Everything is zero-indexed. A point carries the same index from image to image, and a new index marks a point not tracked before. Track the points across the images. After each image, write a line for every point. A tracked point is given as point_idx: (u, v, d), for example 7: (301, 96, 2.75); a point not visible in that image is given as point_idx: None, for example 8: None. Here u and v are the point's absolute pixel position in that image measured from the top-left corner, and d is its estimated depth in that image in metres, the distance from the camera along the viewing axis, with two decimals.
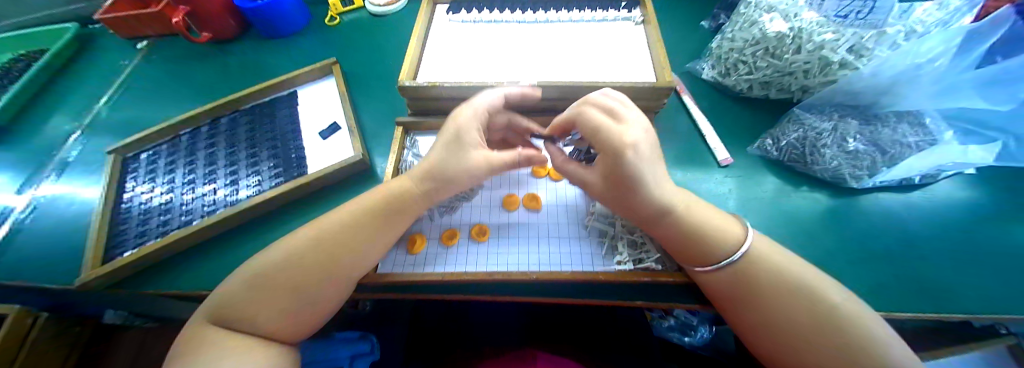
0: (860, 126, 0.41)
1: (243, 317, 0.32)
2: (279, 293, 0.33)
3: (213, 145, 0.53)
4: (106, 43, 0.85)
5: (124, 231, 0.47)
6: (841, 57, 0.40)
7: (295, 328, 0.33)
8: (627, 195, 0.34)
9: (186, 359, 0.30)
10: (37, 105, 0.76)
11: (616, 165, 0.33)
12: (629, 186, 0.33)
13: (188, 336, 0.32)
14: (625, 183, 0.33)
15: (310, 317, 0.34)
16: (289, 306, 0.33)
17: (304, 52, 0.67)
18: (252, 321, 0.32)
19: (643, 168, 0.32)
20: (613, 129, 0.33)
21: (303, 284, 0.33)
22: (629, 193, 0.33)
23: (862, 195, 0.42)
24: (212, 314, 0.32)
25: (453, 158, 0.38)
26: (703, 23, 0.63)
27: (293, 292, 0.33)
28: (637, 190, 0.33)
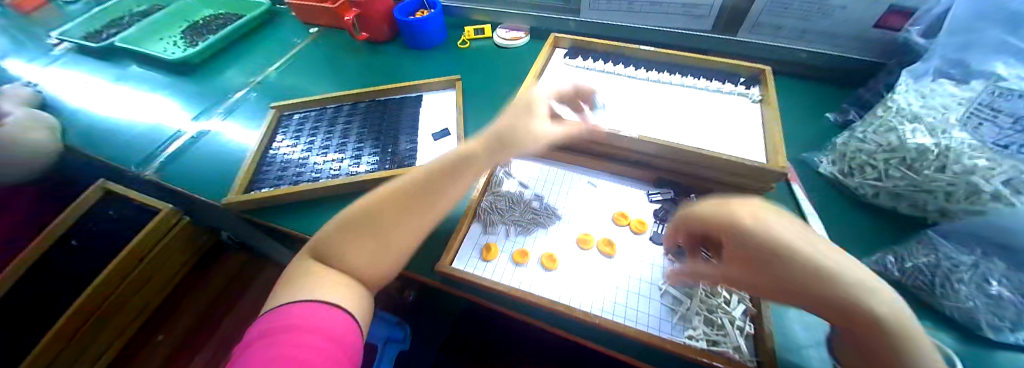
0: (1009, 269, 0.35)
1: (335, 256, 0.37)
2: (361, 235, 0.37)
3: (348, 123, 0.64)
4: (287, 22, 1.08)
5: (265, 172, 0.58)
6: (995, 188, 0.36)
7: (373, 270, 0.37)
8: (785, 279, 0.24)
9: (290, 287, 0.36)
10: (223, 55, 0.98)
11: (761, 250, 0.25)
12: (777, 264, 0.24)
13: (294, 269, 0.38)
14: (771, 263, 0.25)
15: (382, 266, 0.37)
16: (369, 252, 0.37)
17: (434, 63, 0.78)
18: (343, 259, 0.37)
19: (783, 233, 0.25)
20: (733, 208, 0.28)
21: (380, 231, 0.37)
22: (786, 275, 0.24)
23: (1000, 349, 0.36)
24: (312, 255, 0.38)
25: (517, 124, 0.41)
26: (828, 115, 0.60)
27: (375, 238, 0.37)
28: (794, 276, 0.24)
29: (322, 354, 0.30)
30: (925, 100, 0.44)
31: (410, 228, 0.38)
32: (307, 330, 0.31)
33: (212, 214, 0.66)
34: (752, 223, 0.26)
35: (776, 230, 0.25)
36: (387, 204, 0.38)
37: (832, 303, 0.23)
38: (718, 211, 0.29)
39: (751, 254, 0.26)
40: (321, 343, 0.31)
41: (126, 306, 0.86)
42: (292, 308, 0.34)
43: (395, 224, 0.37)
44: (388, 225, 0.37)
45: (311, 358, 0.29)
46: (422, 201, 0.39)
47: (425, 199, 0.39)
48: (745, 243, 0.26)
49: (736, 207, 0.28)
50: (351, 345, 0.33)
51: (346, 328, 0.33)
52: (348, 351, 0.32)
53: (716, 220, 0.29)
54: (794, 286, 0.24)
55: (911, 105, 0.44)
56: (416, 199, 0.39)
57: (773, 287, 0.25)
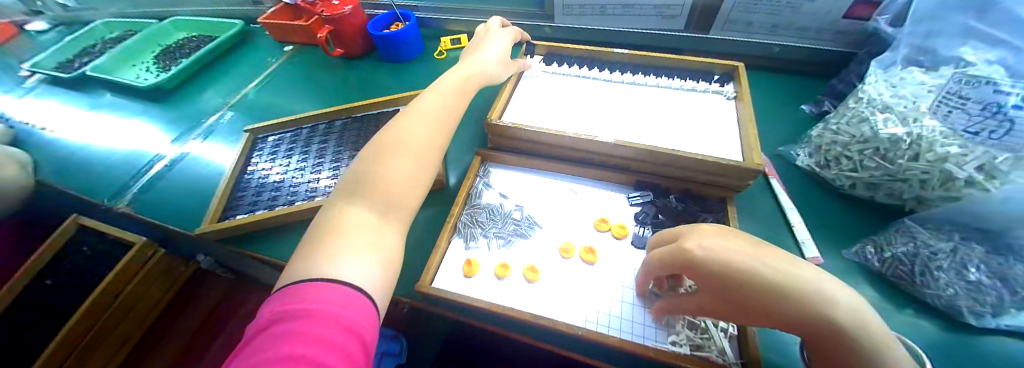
0: (985, 253, 0.36)
1: (371, 179, 0.35)
2: (391, 159, 0.37)
3: (325, 142, 0.63)
4: (262, 41, 1.07)
5: (240, 197, 0.56)
6: (968, 174, 0.36)
7: (413, 184, 0.37)
8: (743, 299, 0.26)
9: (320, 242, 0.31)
10: (198, 78, 0.96)
11: (721, 279, 0.27)
12: (733, 289, 0.26)
13: (313, 233, 0.32)
14: (728, 288, 0.27)
15: (404, 200, 0.36)
16: (406, 168, 0.37)
17: (411, 76, 0.77)
18: (383, 178, 0.36)
19: (725, 259, 0.27)
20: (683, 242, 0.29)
21: (410, 150, 0.39)
22: (744, 297, 0.26)
23: (983, 335, 0.36)
24: (344, 196, 0.35)
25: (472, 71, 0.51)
26: (803, 108, 0.61)
27: (408, 155, 0.38)
28: (757, 296, 0.25)
29: (336, 351, 0.23)
30: (895, 89, 0.44)
31: (421, 153, 0.39)
32: (315, 319, 0.24)
33: (188, 243, 0.64)
34: (697, 255, 0.28)
35: (719, 258, 0.27)
36: (389, 139, 0.39)
37: (788, 314, 0.24)
38: (674, 250, 0.30)
39: (714, 283, 0.27)
40: (332, 336, 0.24)
41: (105, 344, 0.80)
42: (310, 288, 0.26)
43: (406, 151, 0.38)
44: (399, 150, 0.38)
45: (323, 357, 0.22)
46: (420, 128, 0.41)
47: (429, 129, 0.42)
48: (706, 275, 0.28)
49: (684, 243, 0.30)
50: (369, 340, 0.26)
51: (363, 314, 0.26)
52: (364, 341, 0.25)
53: (669, 260, 0.30)
54: (756, 308, 0.26)
55: (882, 96, 0.44)
56: (415, 127, 0.41)
57: (743, 309, 0.27)
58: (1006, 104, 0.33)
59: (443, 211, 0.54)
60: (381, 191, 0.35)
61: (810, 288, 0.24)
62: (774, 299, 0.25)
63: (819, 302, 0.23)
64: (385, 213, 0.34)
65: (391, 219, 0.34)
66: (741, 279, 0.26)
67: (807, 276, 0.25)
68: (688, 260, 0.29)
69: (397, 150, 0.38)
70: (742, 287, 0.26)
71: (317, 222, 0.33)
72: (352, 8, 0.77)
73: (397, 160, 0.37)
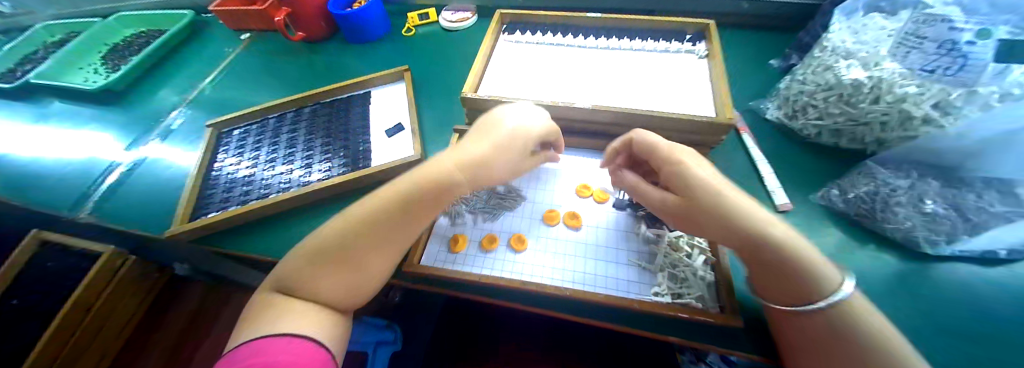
0: (941, 187, 0.38)
1: (309, 286, 0.35)
2: (338, 267, 0.36)
3: (294, 131, 0.60)
4: (216, 31, 0.99)
5: (211, 195, 0.54)
6: (925, 112, 0.38)
7: (352, 289, 0.36)
8: (704, 198, 0.34)
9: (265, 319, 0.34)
10: (151, 76, 0.89)
11: (693, 184, 0.35)
12: (699, 186, 0.34)
13: (260, 303, 0.36)
14: (696, 186, 0.34)
15: (359, 288, 0.37)
16: (346, 282, 0.36)
17: (380, 56, 0.74)
18: (320, 288, 0.35)
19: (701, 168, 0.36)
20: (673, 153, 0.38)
21: (356, 258, 0.36)
22: (705, 193, 0.34)
23: (938, 263, 0.39)
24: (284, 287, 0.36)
25: (511, 163, 0.43)
26: (772, 63, 0.62)
27: (351, 270, 0.36)
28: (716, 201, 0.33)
29: None
30: (857, 36, 0.45)
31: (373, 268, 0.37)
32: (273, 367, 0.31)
33: (161, 249, 0.61)
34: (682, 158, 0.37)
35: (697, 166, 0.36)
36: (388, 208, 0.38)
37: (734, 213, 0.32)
38: (664, 153, 0.38)
39: (684, 189, 0.35)
40: None
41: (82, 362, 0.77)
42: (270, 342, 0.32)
43: (391, 236, 0.37)
44: (345, 265, 0.36)
45: None
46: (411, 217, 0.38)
47: (381, 239, 0.37)
48: (682, 173, 0.36)
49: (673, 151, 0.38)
50: None
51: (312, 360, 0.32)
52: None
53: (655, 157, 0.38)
54: (711, 206, 0.33)
55: (845, 43, 0.45)
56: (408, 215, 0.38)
57: (700, 207, 0.34)
58: (960, 40, 0.34)
59: None
60: (319, 297, 0.35)
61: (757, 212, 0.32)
62: (725, 199, 0.33)
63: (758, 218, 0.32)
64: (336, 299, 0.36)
65: (335, 308, 0.36)
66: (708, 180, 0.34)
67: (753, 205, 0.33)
68: (672, 160, 0.37)
69: (382, 234, 0.37)
70: (706, 193, 0.34)
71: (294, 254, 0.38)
72: None
73: (377, 246, 0.37)
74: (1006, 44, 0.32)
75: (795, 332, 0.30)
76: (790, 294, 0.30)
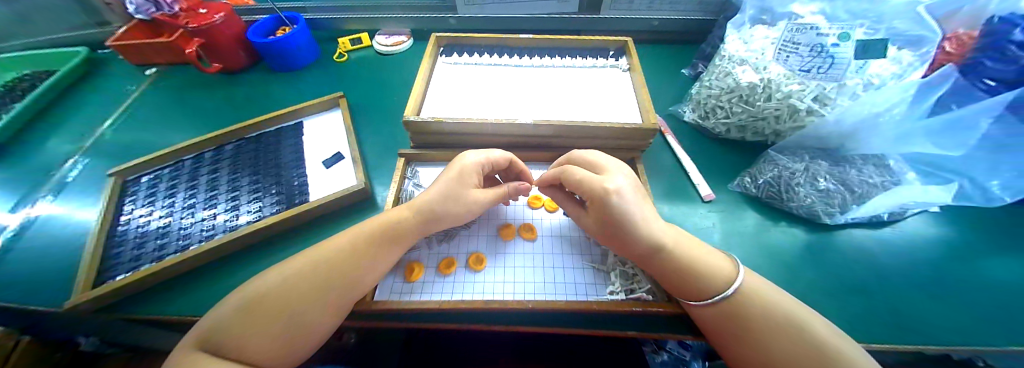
0: (829, 167, 0.46)
1: (234, 340, 0.32)
2: (274, 315, 0.33)
3: (215, 171, 0.55)
4: (117, 68, 0.89)
5: (117, 255, 0.47)
6: (807, 105, 0.44)
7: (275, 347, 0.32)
8: (619, 235, 0.37)
9: None
10: (40, 123, 0.77)
11: (608, 215, 0.37)
12: (619, 227, 0.37)
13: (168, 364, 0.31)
14: (616, 226, 0.37)
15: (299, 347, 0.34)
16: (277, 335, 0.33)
17: (313, 85, 0.71)
18: (241, 346, 0.32)
19: (628, 208, 0.36)
20: (594, 179, 0.38)
21: (292, 307, 0.34)
22: (620, 232, 0.37)
23: (837, 231, 0.46)
24: (201, 342, 0.32)
25: (452, 194, 0.42)
26: (684, 71, 0.70)
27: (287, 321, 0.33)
28: (627, 232, 0.36)
29: None
30: (748, 45, 0.52)
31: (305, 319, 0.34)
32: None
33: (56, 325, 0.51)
34: (614, 198, 0.36)
35: (625, 205, 0.36)
36: (317, 261, 0.37)
37: (641, 251, 0.37)
38: (597, 190, 0.37)
39: (601, 217, 0.38)
40: None
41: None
42: None
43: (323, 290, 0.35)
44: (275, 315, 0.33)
45: None
46: (343, 271, 0.36)
47: (319, 296, 0.35)
48: (607, 213, 0.37)
49: (604, 184, 0.37)
50: None
51: None
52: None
53: (585, 190, 0.38)
54: (620, 241, 0.37)
55: (738, 52, 0.52)
56: (333, 272, 0.36)
57: (613, 239, 0.38)
58: (826, 43, 0.41)
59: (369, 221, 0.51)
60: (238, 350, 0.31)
61: (663, 244, 0.36)
62: (638, 240, 0.36)
63: (664, 249, 0.36)
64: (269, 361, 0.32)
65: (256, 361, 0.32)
66: (628, 223, 0.36)
67: (665, 234, 0.37)
68: (603, 199, 0.37)
69: (317, 285, 0.35)
70: (619, 223, 0.36)
71: (201, 328, 0.33)
72: (224, 15, 0.68)
73: (317, 298, 0.35)
74: (863, 44, 0.40)
75: (708, 321, 0.34)
76: (694, 290, 0.35)
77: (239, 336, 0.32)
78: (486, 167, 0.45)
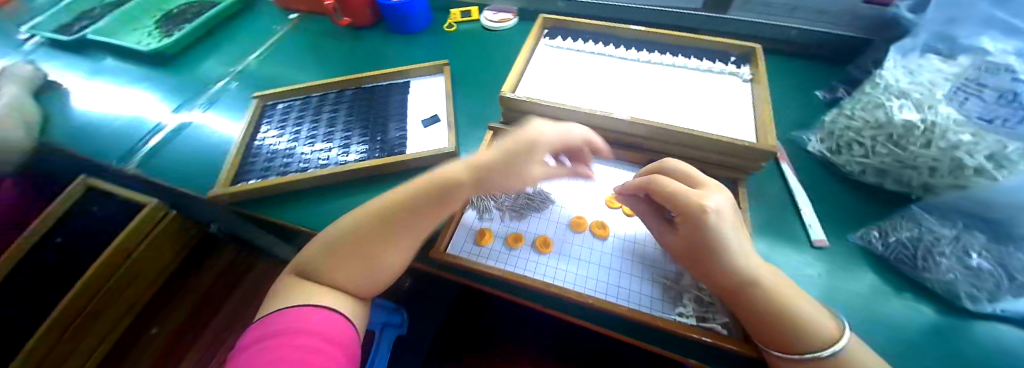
0: (988, 242, 0.37)
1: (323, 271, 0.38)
2: (352, 257, 0.38)
3: (335, 111, 0.63)
4: (266, 7, 1.04)
5: (251, 164, 0.57)
6: (977, 162, 0.36)
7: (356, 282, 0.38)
8: (705, 260, 0.35)
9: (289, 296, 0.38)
10: (200, 45, 0.94)
11: (700, 234, 0.35)
12: (709, 250, 0.34)
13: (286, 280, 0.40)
14: (705, 248, 0.35)
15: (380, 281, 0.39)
16: (354, 271, 0.38)
17: (423, 48, 0.76)
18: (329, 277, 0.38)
19: (723, 231, 0.34)
20: (691, 193, 0.36)
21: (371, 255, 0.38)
22: (708, 255, 0.34)
23: (982, 321, 0.37)
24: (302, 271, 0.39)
25: (506, 162, 0.42)
26: (817, 93, 0.61)
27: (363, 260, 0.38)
28: (717, 256, 0.34)
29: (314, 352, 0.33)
30: (913, 76, 0.44)
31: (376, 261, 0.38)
32: (334, 343, 0.34)
33: (203, 209, 0.64)
34: (710, 217, 0.34)
35: (720, 228, 0.34)
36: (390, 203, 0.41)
37: (727, 283, 0.34)
38: (693, 205, 0.35)
39: (690, 234, 0.36)
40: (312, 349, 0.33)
41: (133, 286, 0.91)
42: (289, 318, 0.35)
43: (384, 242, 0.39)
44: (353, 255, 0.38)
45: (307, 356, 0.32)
46: (419, 225, 0.40)
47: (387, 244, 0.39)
48: (698, 232, 0.35)
49: (701, 201, 0.35)
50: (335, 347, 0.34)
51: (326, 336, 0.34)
52: (347, 360, 0.34)
53: (676, 203, 0.37)
54: (704, 265, 0.35)
55: (899, 82, 0.44)
56: (417, 224, 0.40)
57: (697, 261, 0.36)
58: (1022, 92, 0.35)
59: None
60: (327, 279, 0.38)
61: (754, 283, 0.33)
62: (726, 269, 0.34)
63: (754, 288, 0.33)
64: (358, 289, 0.38)
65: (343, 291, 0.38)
66: (721, 248, 0.34)
67: (758, 273, 0.34)
68: (696, 216, 0.35)
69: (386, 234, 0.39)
70: (710, 245, 0.34)
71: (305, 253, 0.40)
72: None
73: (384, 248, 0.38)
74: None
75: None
76: (776, 338, 0.31)
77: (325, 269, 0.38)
78: (557, 140, 0.44)
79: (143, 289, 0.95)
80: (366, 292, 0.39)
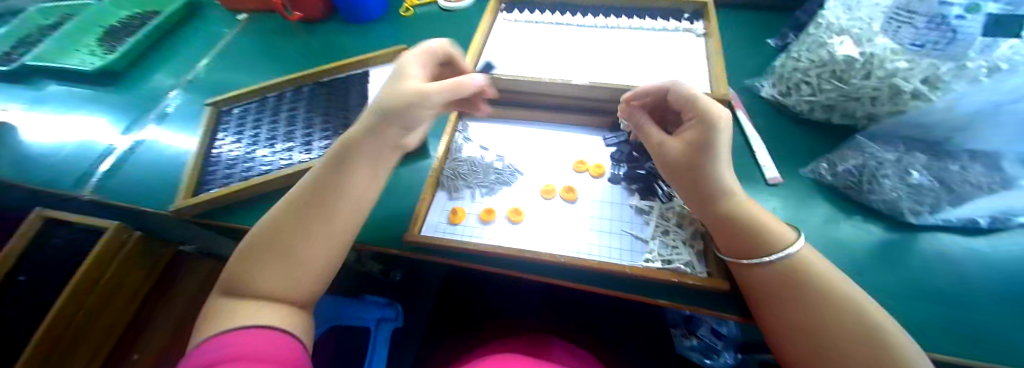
0: (927, 160, 0.40)
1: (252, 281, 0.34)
2: (279, 254, 0.35)
3: (294, 109, 0.61)
4: (214, 13, 0.98)
5: (213, 173, 0.55)
6: (913, 87, 0.38)
7: (291, 289, 0.34)
8: (703, 165, 0.35)
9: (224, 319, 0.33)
10: (148, 58, 0.88)
11: (706, 138, 0.34)
12: (711, 154, 0.35)
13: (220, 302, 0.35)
14: (708, 152, 0.35)
15: (310, 276, 0.36)
16: (288, 270, 0.35)
17: (380, 36, 0.74)
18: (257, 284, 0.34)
19: (728, 140, 0.35)
20: (711, 104, 0.35)
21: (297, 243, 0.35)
22: (708, 160, 0.35)
23: (921, 233, 0.41)
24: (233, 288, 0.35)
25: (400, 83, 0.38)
26: (770, 42, 0.63)
27: (292, 255, 0.35)
28: (715, 161, 0.35)
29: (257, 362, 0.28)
30: (851, 12, 0.45)
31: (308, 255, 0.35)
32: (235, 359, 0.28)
33: (169, 227, 0.62)
34: (723, 123, 0.34)
35: (728, 136, 0.35)
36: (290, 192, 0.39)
37: (715, 187, 0.35)
38: (711, 110, 0.35)
39: (694, 140, 0.35)
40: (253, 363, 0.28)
41: (104, 315, 0.75)
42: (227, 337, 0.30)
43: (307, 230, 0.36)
44: (281, 253, 0.35)
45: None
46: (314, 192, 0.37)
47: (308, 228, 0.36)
48: (709, 136, 0.34)
49: (718, 107, 0.35)
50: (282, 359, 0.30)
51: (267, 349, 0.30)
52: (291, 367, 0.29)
53: (693, 109, 0.36)
54: (700, 171, 0.35)
55: (840, 20, 0.45)
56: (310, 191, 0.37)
57: (692, 168, 0.36)
58: (950, 14, 0.34)
59: (423, 167, 0.54)
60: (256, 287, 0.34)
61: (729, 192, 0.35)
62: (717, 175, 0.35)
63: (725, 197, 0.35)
64: (291, 294, 0.34)
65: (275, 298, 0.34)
66: (720, 153, 0.35)
67: (736, 186, 0.36)
68: (714, 119, 0.34)
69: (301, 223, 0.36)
70: (711, 150, 0.34)
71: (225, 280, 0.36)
72: None
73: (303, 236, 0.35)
74: (995, 18, 0.32)
75: (757, 282, 0.33)
76: (748, 250, 0.33)
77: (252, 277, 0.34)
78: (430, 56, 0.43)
79: (113, 317, 0.80)
80: (302, 296, 0.35)
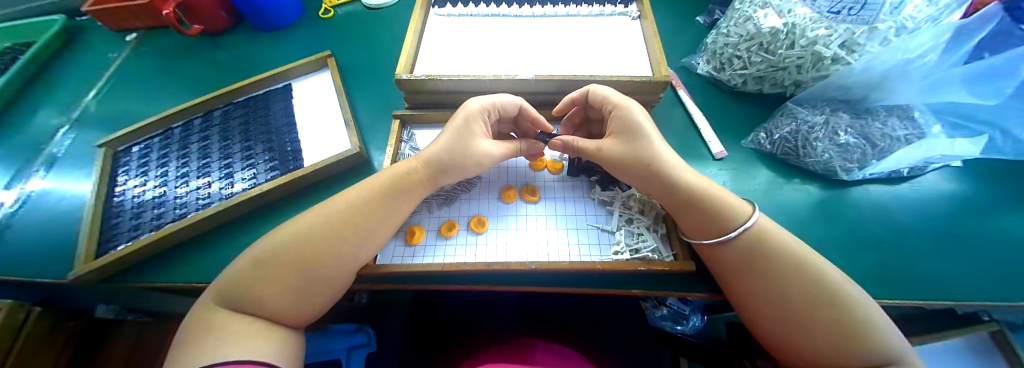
0: (850, 119, 0.43)
1: (252, 300, 0.31)
2: (287, 273, 0.32)
3: (206, 138, 0.53)
4: (99, 32, 0.80)
5: (116, 225, 0.46)
6: (833, 52, 0.41)
7: (297, 312, 0.33)
8: (642, 151, 0.37)
9: (193, 352, 0.28)
10: (29, 94, 0.70)
11: (634, 128, 0.38)
12: (642, 140, 0.37)
13: (186, 332, 0.30)
14: (639, 140, 0.38)
15: (318, 298, 0.34)
16: (295, 293, 0.32)
17: (300, 45, 0.67)
18: (261, 304, 0.31)
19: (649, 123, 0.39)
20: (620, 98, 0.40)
21: (311, 260, 0.33)
22: (643, 147, 0.37)
23: (852, 187, 0.45)
24: (223, 304, 0.31)
25: (460, 146, 0.40)
26: (699, 19, 0.65)
27: (299, 279, 0.33)
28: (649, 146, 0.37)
29: None
30: None
31: (312, 288, 0.33)
32: None
33: (72, 296, 0.51)
34: (637, 112, 0.39)
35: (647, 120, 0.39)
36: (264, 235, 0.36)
37: (660, 172, 0.36)
38: (622, 103, 0.39)
39: (626, 134, 0.38)
40: None
41: None
42: None
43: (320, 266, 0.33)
44: (275, 284, 0.32)
45: None
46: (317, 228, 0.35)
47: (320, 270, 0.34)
48: (631, 126, 0.38)
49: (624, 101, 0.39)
50: None
51: None
52: None
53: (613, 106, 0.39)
54: (641, 161, 0.37)
55: None
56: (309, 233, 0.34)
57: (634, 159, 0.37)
58: None
59: None
60: (258, 308, 0.31)
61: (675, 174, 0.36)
62: (658, 161, 0.37)
63: (675, 180, 0.36)
64: (287, 316, 0.32)
65: (279, 320, 0.32)
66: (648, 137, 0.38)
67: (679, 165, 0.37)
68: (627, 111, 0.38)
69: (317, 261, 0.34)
70: (642, 137, 0.37)
71: (186, 325, 0.31)
72: None
73: (312, 272, 0.33)
74: None
75: (725, 260, 0.33)
76: (712, 229, 0.34)
77: (250, 297, 0.31)
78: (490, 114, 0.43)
79: None
80: (294, 317, 0.33)
